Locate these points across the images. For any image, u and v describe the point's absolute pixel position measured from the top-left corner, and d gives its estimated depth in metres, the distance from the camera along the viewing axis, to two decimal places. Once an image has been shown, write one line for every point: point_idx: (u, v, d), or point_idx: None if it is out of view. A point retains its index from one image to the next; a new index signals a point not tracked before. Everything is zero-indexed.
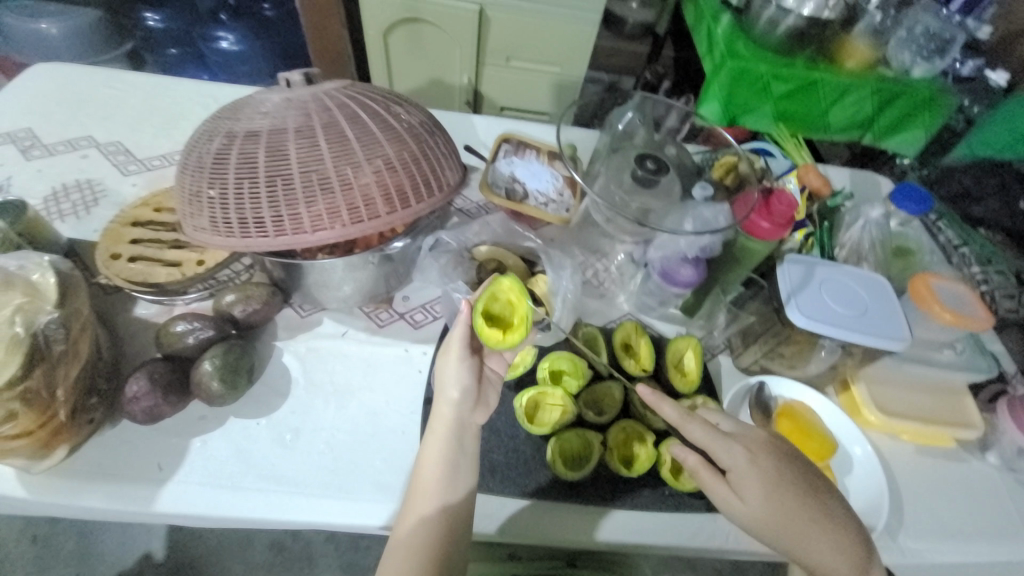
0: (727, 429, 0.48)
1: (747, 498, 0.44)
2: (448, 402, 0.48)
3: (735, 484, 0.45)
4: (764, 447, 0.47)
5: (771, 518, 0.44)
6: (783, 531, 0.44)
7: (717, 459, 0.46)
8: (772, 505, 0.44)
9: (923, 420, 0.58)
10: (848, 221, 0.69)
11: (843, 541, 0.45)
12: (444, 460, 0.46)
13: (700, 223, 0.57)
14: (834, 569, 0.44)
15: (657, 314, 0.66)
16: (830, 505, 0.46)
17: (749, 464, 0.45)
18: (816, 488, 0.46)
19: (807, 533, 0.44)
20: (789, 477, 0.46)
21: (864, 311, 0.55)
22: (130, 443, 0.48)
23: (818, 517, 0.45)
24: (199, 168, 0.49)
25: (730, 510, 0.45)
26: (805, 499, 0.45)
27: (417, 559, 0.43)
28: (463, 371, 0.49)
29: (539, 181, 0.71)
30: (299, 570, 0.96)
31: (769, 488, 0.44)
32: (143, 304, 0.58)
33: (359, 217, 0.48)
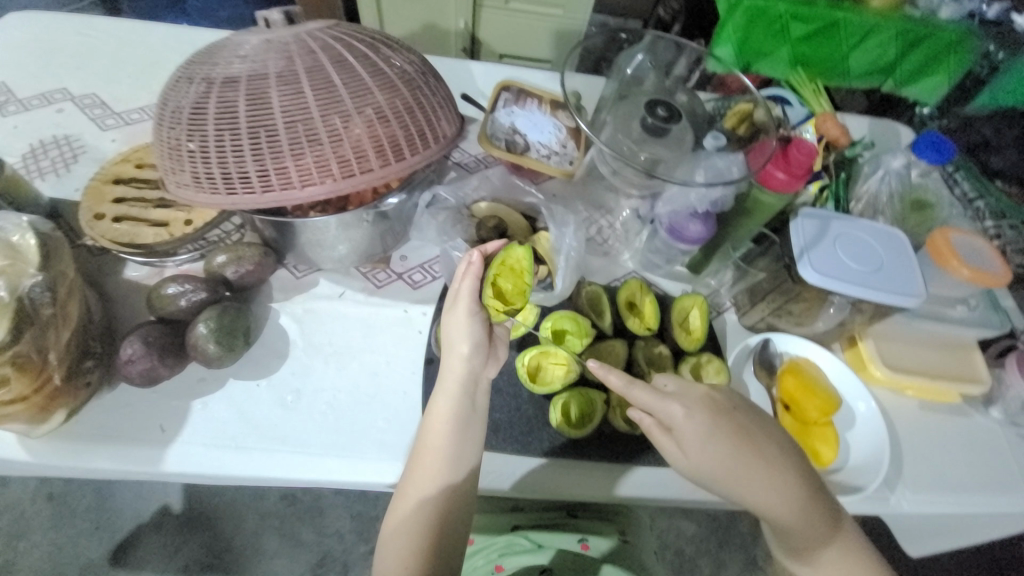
0: (670, 388, 0.46)
1: (686, 450, 0.44)
2: (456, 355, 0.47)
3: (677, 437, 0.45)
4: (705, 401, 0.45)
5: (711, 469, 0.44)
6: (723, 479, 0.44)
7: (659, 416, 0.45)
8: (711, 454, 0.44)
9: (929, 375, 0.57)
10: (867, 171, 0.66)
11: (789, 488, 0.44)
12: (450, 417, 0.45)
13: (712, 173, 0.54)
14: (783, 518, 0.44)
15: (662, 272, 0.64)
16: (771, 454, 0.44)
17: (686, 418, 0.44)
18: (755, 437, 0.45)
19: (750, 480, 0.43)
20: (725, 427, 0.44)
21: (879, 267, 0.53)
22: (131, 406, 0.48)
23: (760, 468, 0.44)
24: (176, 119, 0.46)
25: (676, 462, 0.45)
26: (743, 450, 0.44)
27: (422, 519, 0.44)
28: (475, 324, 0.47)
29: (540, 132, 0.67)
30: (311, 520, 1.00)
31: (707, 438, 0.44)
32: (133, 266, 0.57)
33: (350, 171, 0.46)
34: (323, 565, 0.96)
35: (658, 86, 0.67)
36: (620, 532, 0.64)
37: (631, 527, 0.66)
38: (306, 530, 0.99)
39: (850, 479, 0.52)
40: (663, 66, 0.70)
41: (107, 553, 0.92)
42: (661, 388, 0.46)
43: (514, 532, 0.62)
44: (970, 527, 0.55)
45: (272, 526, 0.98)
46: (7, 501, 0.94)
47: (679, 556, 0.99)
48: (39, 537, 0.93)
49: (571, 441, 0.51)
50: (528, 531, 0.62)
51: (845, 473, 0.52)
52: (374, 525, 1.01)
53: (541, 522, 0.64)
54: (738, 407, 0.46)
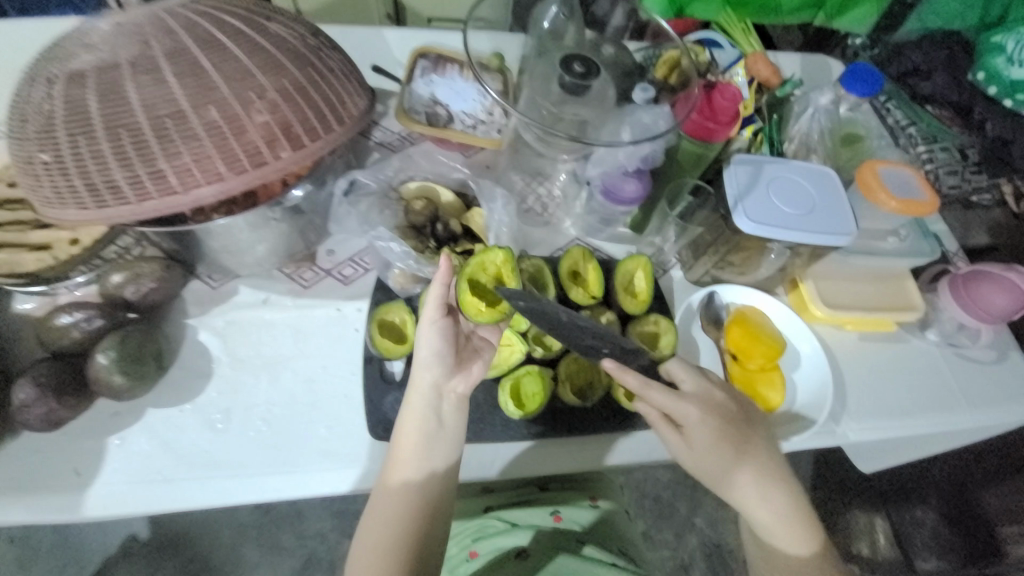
0: (686, 385, 0.47)
1: (693, 446, 0.45)
2: (421, 366, 0.45)
3: (685, 433, 0.46)
4: (719, 411, 0.46)
5: (709, 467, 0.45)
6: (717, 477, 0.45)
7: (672, 412, 0.45)
8: (717, 455, 0.45)
9: (868, 308, 0.59)
10: (797, 111, 0.66)
11: (777, 491, 0.46)
12: (420, 432, 0.44)
13: (639, 130, 0.52)
14: (763, 516, 0.45)
15: (605, 236, 0.63)
16: (764, 461, 0.46)
17: (700, 420, 0.45)
18: (754, 443, 0.46)
19: (747, 482, 0.45)
20: (732, 432, 0.46)
21: (812, 209, 0.52)
22: (38, 452, 0.43)
23: (752, 471, 0.45)
24: (23, 127, 0.40)
25: (678, 455, 0.46)
26: (742, 455, 0.45)
27: (394, 538, 0.43)
28: (437, 332, 0.45)
29: (464, 101, 0.63)
30: (290, 525, 0.98)
31: (717, 441, 0.45)
32: (21, 298, 0.51)
33: (240, 167, 0.41)
34: (308, 567, 0.95)
35: (579, 39, 0.62)
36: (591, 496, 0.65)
37: (604, 489, 0.67)
38: (287, 536, 0.97)
39: (796, 419, 0.53)
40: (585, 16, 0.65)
41: None
42: (678, 385, 0.46)
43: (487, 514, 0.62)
44: (913, 445, 0.58)
45: (249, 537, 0.95)
46: None
47: (657, 502, 1.03)
48: None
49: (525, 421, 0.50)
50: (501, 510, 0.62)
51: (790, 415, 0.53)
52: (356, 519, 1.00)
53: (511, 500, 0.64)
54: (733, 410, 0.47)
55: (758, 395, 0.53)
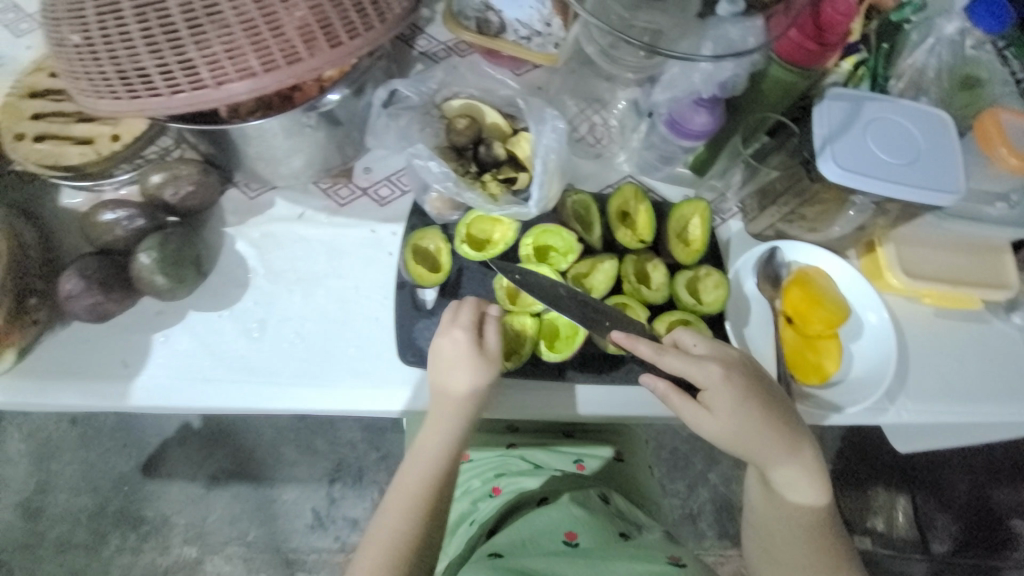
0: (698, 348, 0.44)
1: (715, 412, 0.42)
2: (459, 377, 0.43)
3: (706, 397, 0.43)
4: (739, 366, 0.44)
5: (736, 432, 0.42)
6: (743, 442, 0.43)
7: (694, 375, 0.43)
8: (739, 417, 0.42)
9: (951, 282, 0.51)
10: (915, 41, 0.54)
11: (802, 447, 0.43)
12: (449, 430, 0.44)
13: (722, 46, 0.45)
14: (788, 473, 0.43)
15: (661, 175, 0.57)
16: (791, 420, 0.44)
17: (723, 381, 0.42)
18: (780, 404, 0.44)
19: (769, 444, 0.43)
20: (757, 391, 0.43)
21: (914, 159, 0.45)
22: (88, 341, 0.45)
23: (779, 431, 0.43)
24: (56, 7, 0.38)
25: (699, 426, 0.43)
26: (767, 413, 0.43)
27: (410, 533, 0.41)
28: (479, 348, 0.44)
29: (518, 7, 0.55)
30: (324, 433, 1.05)
31: (739, 403, 0.42)
32: (70, 193, 0.51)
33: (271, 62, 0.37)
34: (338, 471, 1.03)
35: None
36: (616, 452, 0.65)
37: (628, 444, 0.67)
38: (320, 442, 1.04)
39: (842, 395, 0.49)
40: None
41: (136, 467, 1.00)
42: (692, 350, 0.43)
43: (510, 451, 0.63)
44: (968, 433, 0.54)
45: (287, 438, 1.03)
46: (35, 427, 1.00)
47: (673, 455, 1.04)
48: (71, 455, 1.00)
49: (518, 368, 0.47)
50: (526, 450, 0.63)
51: (841, 387, 0.49)
52: (383, 434, 1.06)
53: (536, 441, 0.64)
54: (738, 359, 0.44)
55: (811, 363, 0.50)
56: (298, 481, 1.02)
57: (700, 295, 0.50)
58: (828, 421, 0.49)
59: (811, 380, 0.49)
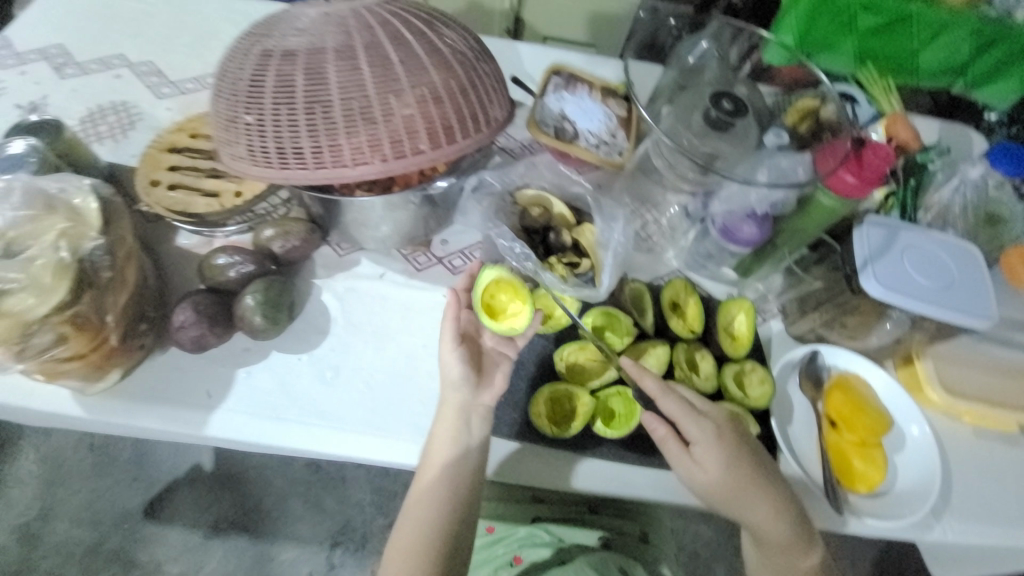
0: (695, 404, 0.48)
1: (706, 466, 0.45)
2: (449, 385, 0.49)
3: (696, 453, 0.45)
4: (729, 425, 0.47)
5: (726, 489, 0.45)
6: (732, 497, 0.45)
7: (686, 430, 0.46)
8: (729, 473, 0.45)
9: (989, 402, 0.54)
10: (939, 181, 0.62)
11: (788, 509, 0.46)
12: (444, 445, 0.46)
13: (775, 173, 0.52)
14: (774, 532, 0.46)
15: (707, 273, 0.62)
16: (777, 483, 0.46)
17: (713, 439, 0.45)
18: (768, 465, 0.47)
19: (756, 502, 0.45)
20: (746, 451, 0.46)
21: (950, 285, 0.49)
22: (180, 368, 0.50)
23: (766, 491, 0.45)
24: (234, 88, 0.46)
25: (690, 477, 0.46)
26: (755, 474, 0.45)
27: (422, 528, 0.47)
28: (463, 356, 0.49)
29: (591, 121, 0.64)
30: (334, 490, 1.00)
31: (729, 459, 0.45)
32: (184, 234, 0.58)
33: (401, 152, 0.45)
34: (343, 534, 0.97)
35: (718, 76, 0.63)
36: (641, 532, 0.64)
37: (653, 526, 0.66)
38: (329, 500, 0.99)
39: (890, 507, 0.49)
40: (725, 57, 0.67)
41: (141, 506, 0.94)
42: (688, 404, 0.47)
43: (535, 524, 0.62)
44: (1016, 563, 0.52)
45: (298, 491, 0.98)
46: (49, 448, 0.97)
47: (692, 558, 0.98)
48: (78, 486, 0.95)
49: (568, 441, 0.49)
50: (549, 523, 0.62)
51: (887, 499, 0.49)
52: (395, 500, 1.01)
53: (561, 515, 0.64)
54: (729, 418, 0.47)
55: (856, 470, 0.50)
56: (300, 541, 0.95)
57: (746, 388, 0.52)
58: (844, 528, 0.48)
59: (856, 488, 0.50)
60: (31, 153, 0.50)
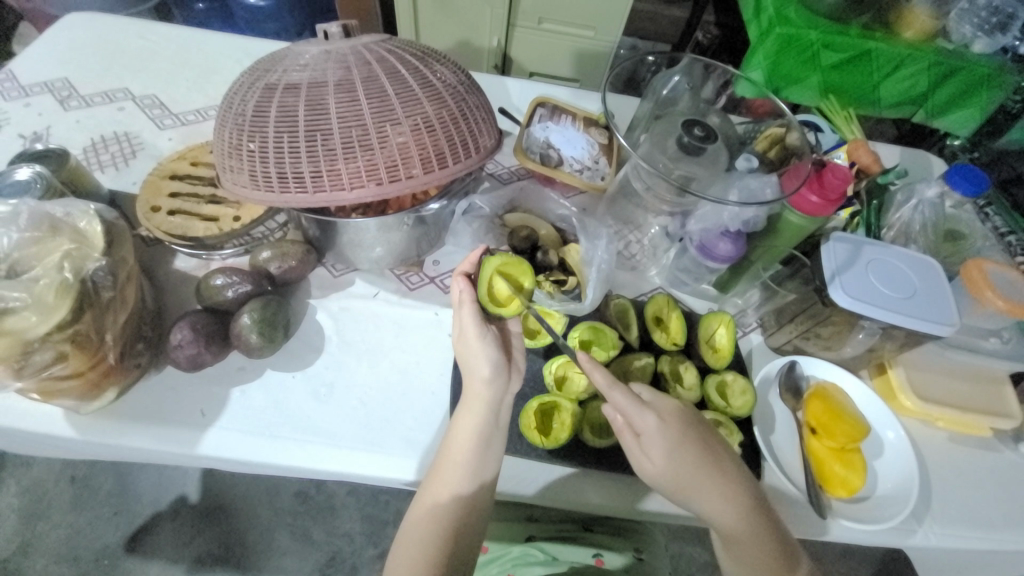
0: (647, 397, 0.47)
1: (651, 455, 0.45)
2: (478, 378, 0.48)
3: (645, 445, 0.45)
4: (676, 413, 0.47)
5: (674, 477, 0.45)
6: (682, 483, 0.45)
7: (632, 422, 0.46)
8: (672, 460, 0.44)
9: (960, 407, 0.56)
10: (899, 201, 0.65)
11: (743, 500, 0.45)
12: (474, 437, 0.46)
13: (745, 194, 0.56)
14: (731, 526, 0.45)
15: (688, 289, 0.65)
16: (733, 472, 0.46)
17: (659, 430, 0.45)
18: (720, 454, 0.46)
19: (704, 486, 0.45)
20: (693, 438, 0.46)
21: (913, 295, 0.53)
22: (175, 388, 0.50)
23: (716, 480, 0.45)
24: (239, 119, 0.49)
25: (641, 466, 0.46)
26: (707, 460, 0.45)
27: (438, 527, 0.45)
28: (492, 348, 0.48)
29: (574, 148, 0.68)
30: (323, 520, 0.97)
31: (672, 447, 0.44)
32: (182, 257, 0.60)
33: (396, 176, 0.48)
34: (331, 566, 0.94)
35: (692, 107, 0.70)
36: (636, 550, 0.64)
37: (647, 543, 0.65)
38: (317, 530, 0.96)
39: (872, 510, 0.50)
40: (697, 89, 0.72)
41: (122, 539, 0.91)
42: (639, 397, 0.47)
43: (528, 542, 0.62)
44: (1000, 567, 0.53)
45: (285, 522, 0.95)
46: (33, 480, 0.95)
47: None
48: (57, 519, 0.92)
49: (559, 451, 0.50)
50: (542, 542, 0.62)
51: (869, 502, 0.51)
52: (386, 529, 0.98)
53: (556, 533, 0.64)
54: (685, 411, 0.47)
55: (840, 475, 0.51)
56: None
57: (729, 398, 0.54)
58: (827, 535, 0.50)
59: (837, 493, 0.51)
60: (37, 180, 0.51)
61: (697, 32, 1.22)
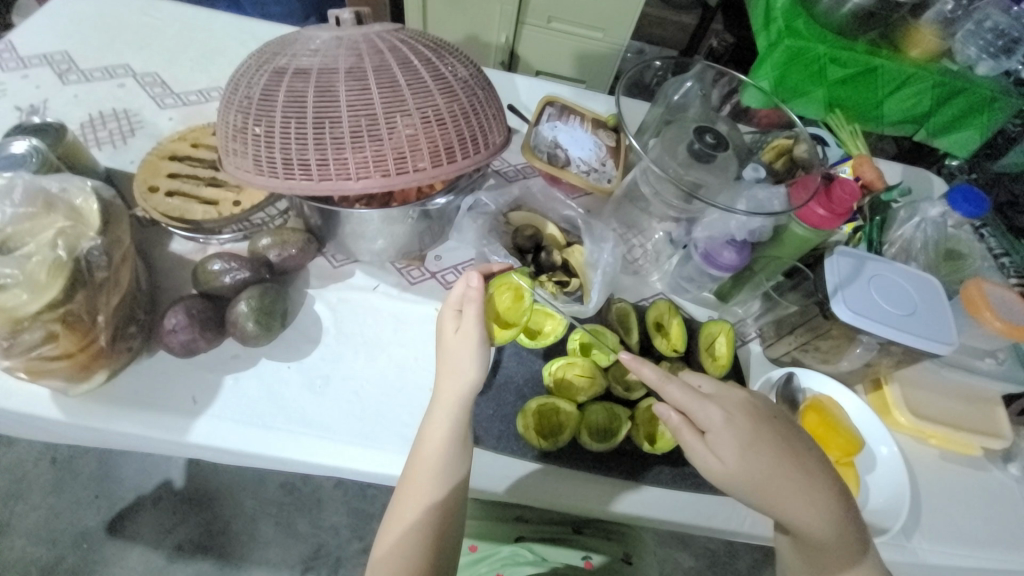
0: (707, 390, 0.47)
1: (724, 455, 0.43)
2: (460, 381, 0.46)
3: (712, 442, 0.44)
4: (743, 408, 0.45)
5: (753, 479, 0.43)
6: (760, 488, 0.43)
7: (695, 418, 0.45)
8: (748, 461, 0.43)
9: (953, 425, 0.56)
10: (902, 218, 0.66)
11: (825, 501, 0.44)
12: (446, 440, 0.44)
13: (753, 204, 0.56)
14: (816, 529, 0.44)
15: (689, 297, 0.65)
16: (813, 470, 0.45)
17: (726, 423, 0.44)
18: (797, 450, 0.45)
19: (788, 488, 0.43)
20: (767, 437, 0.44)
21: (913, 313, 0.53)
22: (166, 374, 0.49)
23: (800, 482, 0.44)
24: (245, 101, 0.48)
25: (709, 469, 0.44)
26: (786, 459, 0.44)
27: (415, 535, 0.44)
28: (482, 350, 0.46)
29: (581, 149, 0.68)
30: (309, 511, 0.96)
31: (745, 446, 0.43)
32: (178, 240, 0.59)
33: (404, 169, 0.47)
34: (315, 558, 0.93)
35: (701, 114, 0.69)
36: (625, 554, 0.64)
37: (636, 547, 0.65)
38: (302, 521, 0.95)
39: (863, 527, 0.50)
40: (707, 96, 0.72)
41: (103, 524, 0.89)
42: (698, 390, 0.46)
43: (518, 543, 0.62)
44: None
45: (269, 513, 0.94)
46: (12, 460, 0.92)
47: None
48: (37, 501, 0.90)
49: (556, 454, 0.50)
50: (532, 542, 0.62)
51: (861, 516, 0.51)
52: (372, 523, 0.97)
53: (546, 535, 0.64)
54: (766, 412, 0.46)
55: None
56: (268, 567, 0.90)
57: None
58: None
59: None
60: (33, 154, 0.50)
61: (712, 39, 1.21)
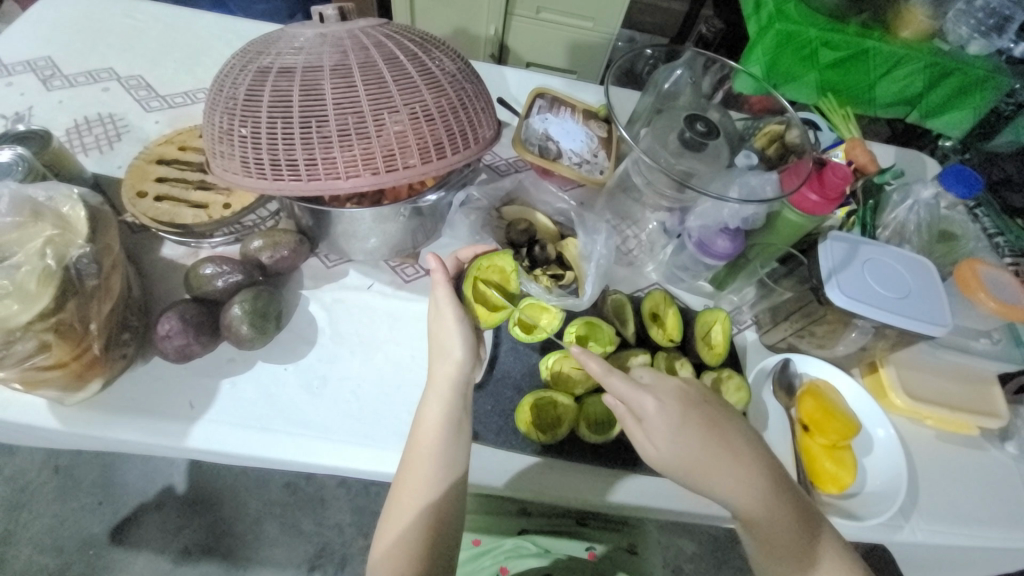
0: (646, 379, 0.47)
1: (656, 442, 0.45)
2: (449, 360, 0.48)
3: (647, 429, 0.46)
4: (677, 393, 0.46)
5: (682, 463, 0.45)
6: (689, 468, 0.45)
7: (632, 407, 0.46)
8: (679, 445, 0.45)
9: (950, 406, 0.57)
10: (895, 201, 0.66)
11: (756, 480, 0.45)
12: (442, 426, 0.45)
13: (746, 191, 0.56)
14: (751, 507, 0.45)
15: (684, 286, 0.65)
16: (742, 449, 0.46)
17: (658, 411, 0.45)
18: (726, 429, 0.46)
19: (717, 469, 0.45)
20: (698, 420, 0.45)
21: (907, 295, 0.53)
22: (162, 380, 0.49)
23: (728, 462, 0.45)
24: (229, 103, 0.47)
25: (646, 453, 0.46)
26: (714, 441, 0.45)
27: (416, 524, 0.44)
28: (464, 332, 0.48)
29: (573, 140, 0.67)
30: (312, 510, 0.96)
31: (674, 431, 0.45)
32: (170, 245, 0.58)
33: (393, 166, 0.47)
34: (321, 557, 0.93)
35: (692, 102, 0.69)
36: (629, 544, 0.65)
37: (639, 539, 0.66)
38: (306, 521, 0.95)
39: (859, 507, 0.51)
40: (697, 84, 0.72)
41: (107, 530, 0.89)
42: (637, 379, 0.47)
43: (522, 535, 0.62)
44: (983, 563, 0.54)
45: (274, 513, 0.95)
46: (14, 470, 0.92)
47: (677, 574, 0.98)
48: (40, 510, 0.90)
49: (553, 447, 0.50)
50: (536, 535, 0.62)
51: (858, 499, 0.52)
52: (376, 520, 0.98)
53: (549, 527, 0.64)
54: (698, 395, 0.47)
55: (828, 471, 0.52)
56: (274, 566, 0.91)
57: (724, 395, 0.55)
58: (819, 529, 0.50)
59: (832, 491, 0.51)
60: (18, 161, 0.49)
61: (702, 25, 1.19)
